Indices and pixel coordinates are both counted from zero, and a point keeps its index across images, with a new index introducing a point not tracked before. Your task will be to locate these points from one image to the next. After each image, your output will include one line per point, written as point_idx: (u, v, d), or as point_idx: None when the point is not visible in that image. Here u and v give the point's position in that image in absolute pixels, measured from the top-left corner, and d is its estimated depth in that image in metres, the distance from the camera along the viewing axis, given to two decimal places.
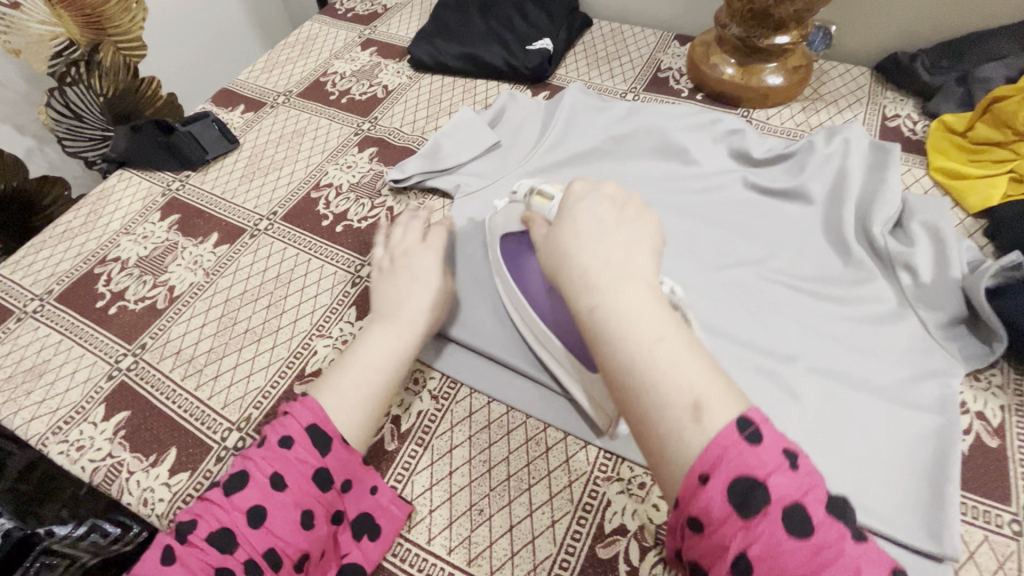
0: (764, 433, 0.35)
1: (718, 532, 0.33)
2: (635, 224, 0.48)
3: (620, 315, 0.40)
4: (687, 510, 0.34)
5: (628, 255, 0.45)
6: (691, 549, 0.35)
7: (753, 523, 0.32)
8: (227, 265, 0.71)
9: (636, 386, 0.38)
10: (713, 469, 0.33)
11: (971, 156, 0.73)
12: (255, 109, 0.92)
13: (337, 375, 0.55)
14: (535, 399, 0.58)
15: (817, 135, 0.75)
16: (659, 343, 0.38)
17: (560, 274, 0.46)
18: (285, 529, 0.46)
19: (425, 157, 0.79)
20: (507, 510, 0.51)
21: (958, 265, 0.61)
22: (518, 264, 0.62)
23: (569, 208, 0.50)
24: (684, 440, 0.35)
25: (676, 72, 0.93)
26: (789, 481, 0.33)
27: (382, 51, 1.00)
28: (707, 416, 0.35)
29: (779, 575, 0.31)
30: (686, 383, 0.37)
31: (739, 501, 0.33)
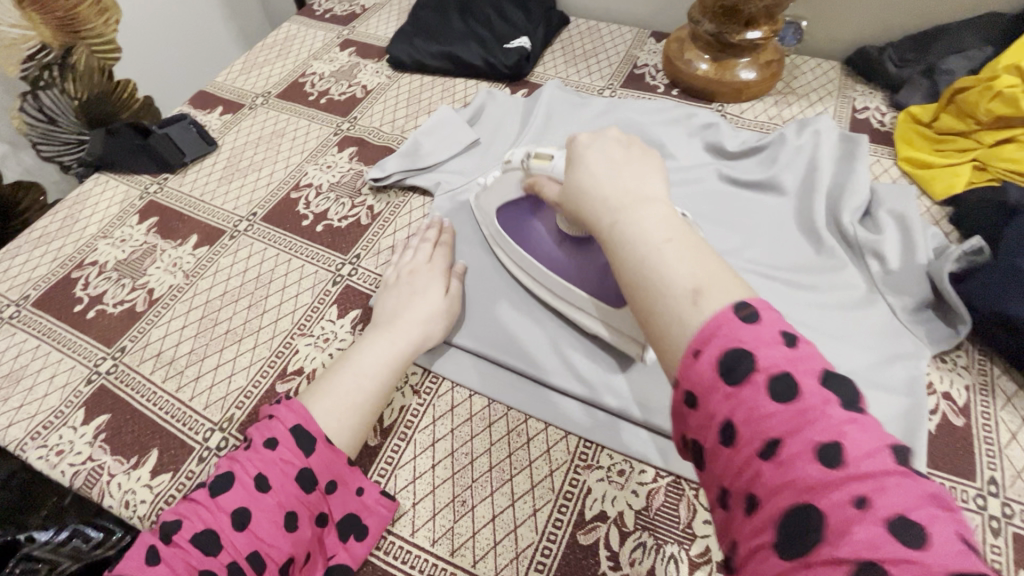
0: (762, 313, 0.32)
1: (708, 402, 0.31)
2: (645, 159, 0.47)
3: (637, 224, 0.40)
4: (682, 385, 0.33)
5: (641, 181, 0.44)
6: (686, 429, 0.33)
7: (740, 389, 0.30)
8: (206, 266, 0.71)
9: (644, 282, 0.37)
10: (705, 342, 0.32)
11: (937, 146, 0.75)
12: (233, 111, 0.91)
13: (328, 380, 0.55)
14: (527, 396, 0.59)
15: (788, 127, 0.76)
16: (669, 243, 0.38)
17: (578, 202, 0.46)
18: (269, 531, 0.46)
19: (405, 155, 0.79)
20: (490, 501, 0.52)
21: (923, 250, 0.63)
22: (523, 231, 0.65)
23: (577, 151, 0.49)
24: (681, 321, 0.34)
25: (652, 68, 0.94)
26: (780, 353, 0.31)
27: (361, 52, 1.00)
28: (706, 298, 0.34)
29: (761, 437, 0.29)
30: (692, 271, 0.36)
31: (728, 367, 0.31)
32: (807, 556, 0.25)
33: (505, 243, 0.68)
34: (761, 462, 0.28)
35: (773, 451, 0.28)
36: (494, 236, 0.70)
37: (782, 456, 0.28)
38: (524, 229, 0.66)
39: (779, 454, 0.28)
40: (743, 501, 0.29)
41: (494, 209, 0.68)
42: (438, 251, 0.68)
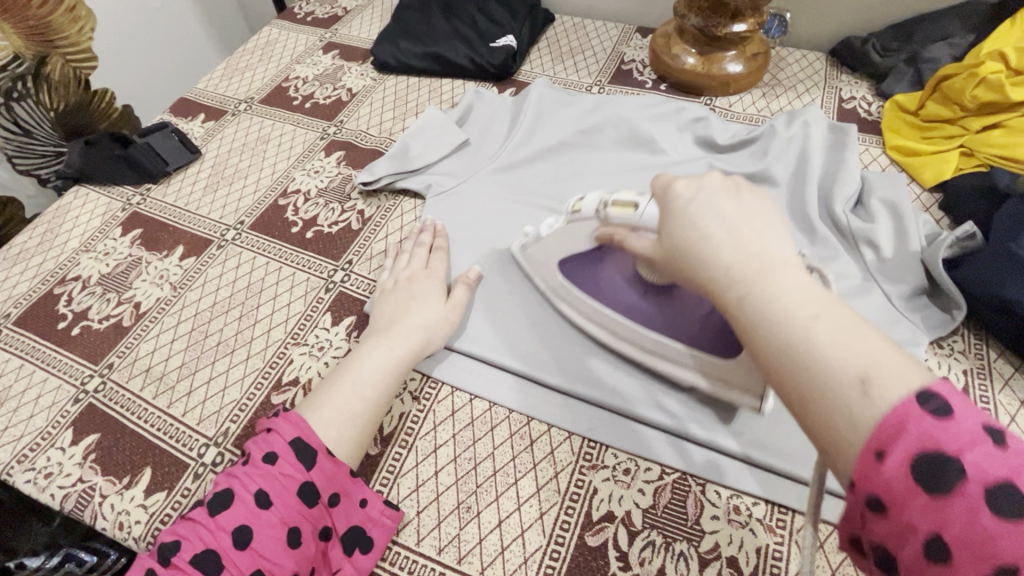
0: (954, 404, 0.27)
1: (904, 513, 0.26)
2: (758, 204, 0.41)
3: (773, 298, 0.34)
4: (861, 490, 0.28)
5: (762, 236, 0.38)
6: (872, 533, 0.28)
7: (946, 502, 0.25)
8: (194, 277, 0.69)
9: (794, 369, 0.32)
10: (892, 442, 0.27)
11: (925, 133, 0.76)
12: (216, 118, 0.90)
13: (325, 389, 0.54)
14: (533, 400, 0.58)
15: (778, 119, 0.76)
16: (818, 320, 0.32)
17: (683, 266, 0.41)
18: (271, 548, 0.45)
19: (394, 158, 0.78)
20: (495, 506, 0.51)
21: (916, 238, 0.64)
22: (594, 280, 0.60)
23: (674, 203, 0.43)
24: (851, 415, 0.28)
25: (639, 64, 0.94)
26: (991, 455, 0.25)
27: (344, 54, 0.99)
28: (879, 388, 0.28)
29: (988, 561, 0.24)
30: (850, 354, 0.30)
31: (928, 476, 0.26)
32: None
33: (571, 295, 0.62)
34: None
35: None
36: (556, 288, 0.64)
37: None
38: (594, 283, 0.60)
39: None
40: None
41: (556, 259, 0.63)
42: (433, 256, 0.67)
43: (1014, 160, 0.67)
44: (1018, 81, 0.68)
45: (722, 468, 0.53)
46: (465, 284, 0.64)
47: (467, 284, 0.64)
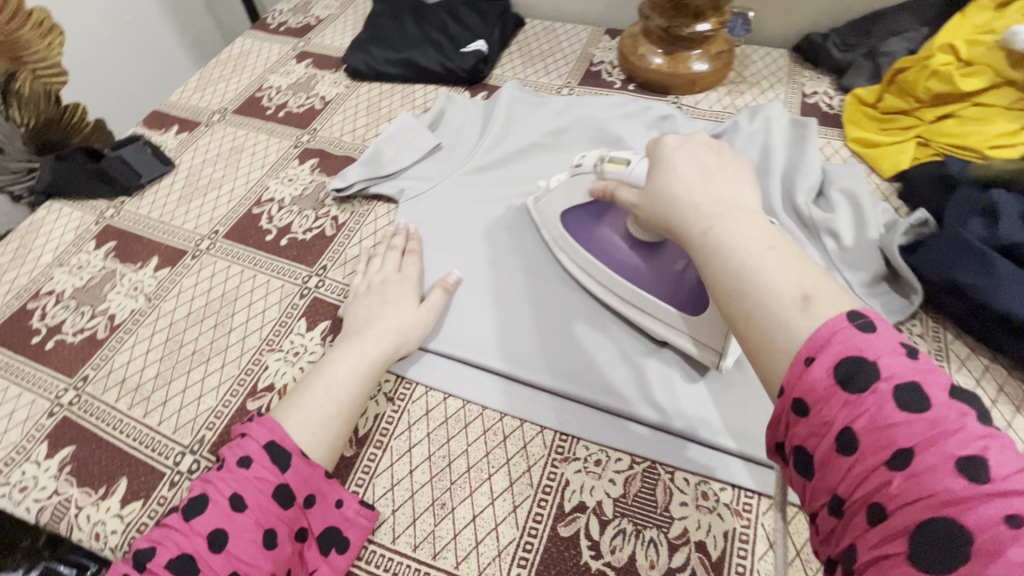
0: (876, 322, 0.32)
1: (823, 410, 0.30)
2: (734, 164, 0.46)
3: (736, 230, 0.39)
4: (790, 393, 0.32)
5: (733, 186, 0.44)
6: (794, 436, 0.32)
7: (861, 398, 0.29)
8: (169, 287, 0.70)
9: (741, 288, 0.36)
10: (820, 349, 0.31)
11: (882, 125, 0.78)
12: (189, 130, 0.90)
13: (300, 393, 0.54)
14: (506, 398, 0.59)
15: (740, 115, 0.78)
16: (773, 250, 0.37)
17: (662, 204, 0.46)
18: (247, 550, 0.45)
19: (366, 164, 0.78)
20: (469, 501, 0.52)
21: (874, 226, 0.66)
22: (591, 233, 0.65)
23: (662, 153, 0.48)
24: (789, 325, 0.33)
25: (608, 65, 0.96)
26: (903, 363, 0.30)
27: (317, 63, 1.00)
28: (817, 305, 0.33)
29: (888, 447, 0.28)
30: (796, 277, 0.35)
31: (846, 376, 0.30)
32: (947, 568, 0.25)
33: (569, 247, 0.67)
34: (889, 472, 0.28)
35: (902, 462, 0.27)
36: (557, 240, 0.69)
37: (914, 467, 0.27)
38: (588, 235, 0.65)
39: (910, 465, 0.27)
40: (865, 509, 0.28)
41: (556, 213, 0.68)
42: (406, 259, 0.68)
43: (965, 149, 0.70)
44: (967, 72, 0.71)
45: (690, 457, 0.54)
46: (443, 289, 0.65)
47: (443, 289, 0.65)
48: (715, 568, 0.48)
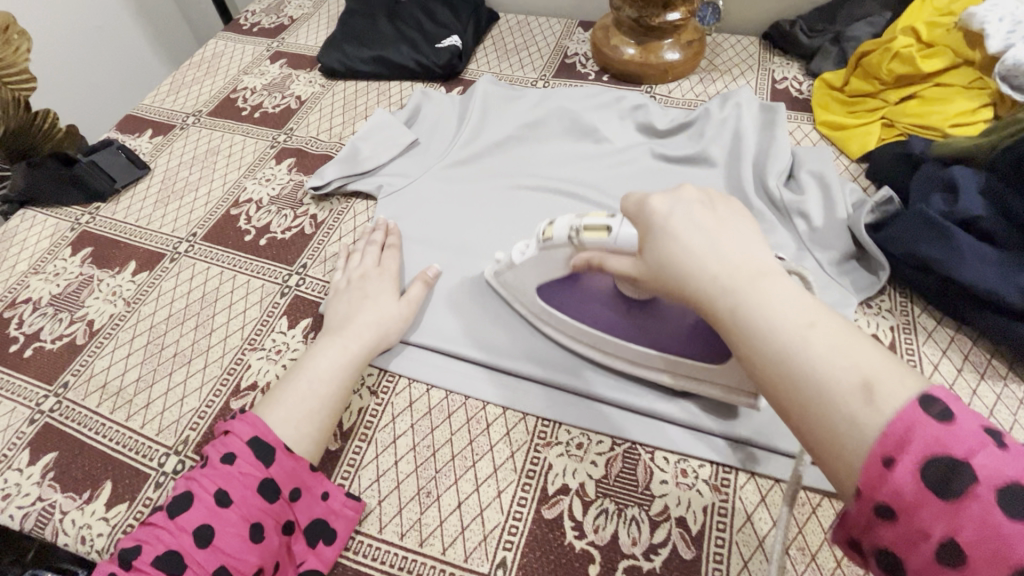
0: (953, 406, 0.28)
1: (915, 518, 0.27)
2: (735, 216, 0.42)
3: (768, 306, 0.35)
4: (868, 497, 0.28)
5: (746, 247, 0.40)
6: (876, 537, 0.29)
7: (961, 504, 0.26)
8: (148, 291, 0.70)
9: (791, 377, 0.33)
10: (901, 449, 0.28)
11: (849, 108, 0.79)
12: (163, 133, 0.89)
13: (282, 388, 0.55)
14: (488, 386, 0.60)
15: (711, 102, 0.80)
16: (815, 328, 0.33)
17: (669, 280, 0.41)
18: (234, 544, 0.46)
19: (344, 161, 0.79)
20: (455, 488, 0.53)
21: (842, 205, 0.67)
22: (573, 302, 0.59)
23: (653, 220, 0.43)
24: (856, 424, 0.29)
25: (582, 57, 0.97)
26: (997, 457, 0.26)
27: (292, 63, 1.00)
28: (881, 394, 0.29)
29: (1004, 561, 0.24)
30: (848, 361, 0.31)
31: (937, 480, 0.26)
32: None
33: (554, 318, 0.61)
34: None
35: None
36: (538, 313, 0.62)
37: None
38: (575, 303, 0.59)
39: None
40: None
41: (532, 288, 0.61)
42: (386, 253, 0.69)
43: (927, 128, 0.72)
44: (928, 54, 0.73)
45: (668, 436, 0.55)
46: (423, 281, 0.66)
47: (424, 281, 0.66)
48: (696, 542, 0.49)
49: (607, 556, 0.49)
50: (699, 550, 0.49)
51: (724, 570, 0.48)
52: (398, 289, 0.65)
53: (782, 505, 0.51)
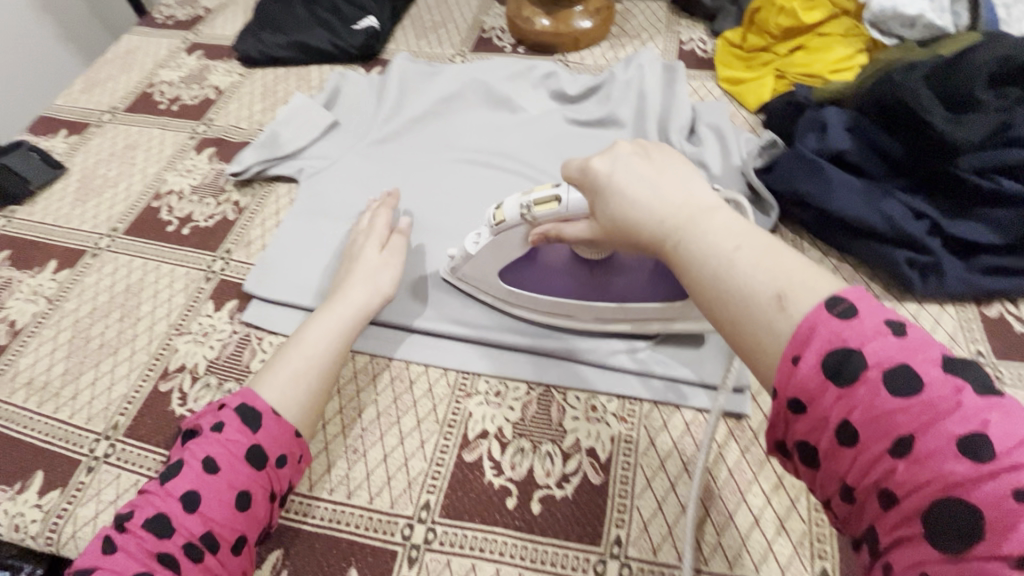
0: (858, 305, 0.29)
1: (818, 406, 0.29)
2: (670, 160, 0.43)
3: (702, 238, 0.36)
4: (780, 394, 0.30)
5: (685, 185, 0.40)
6: (792, 433, 0.30)
7: (852, 391, 0.28)
8: (70, 288, 0.70)
9: (723, 295, 0.34)
10: (805, 347, 0.29)
11: (748, 63, 0.83)
12: (79, 132, 0.88)
13: (276, 358, 0.56)
14: (409, 346, 0.63)
15: (617, 66, 0.83)
16: (741, 251, 0.34)
17: (620, 230, 0.42)
18: (219, 510, 0.46)
19: (262, 146, 0.79)
20: (380, 443, 0.56)
21: (737, 153, 0.72)
22: (537, 277, 0.60)
23: (597, 177, 0.44)
24: (773, 330, 0.31)
25: (498, 31, 0.99)
26: (892, 345, 0.28)
27: (209, 53, 0.99)
28: (794, 301, 0.31)
29: (890, 434, 0.27)
30: (768, 274, 0.32)
31: (835, 369, 0.28)
32: (960, 552, 0.24)
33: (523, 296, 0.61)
34: (894, 460, 0.27)
35: (906, 449, 0.26)
36: (503, 298, 0.63)
37: (916, 453, 0.26)
38: (541, 278, 0.60)
39: (913, 450, 0.26)
40: (876, 495, 0.28)
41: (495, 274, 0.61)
42: (377, 213, 0.69)
43: (813, 76, 0.77)
44: (809, 7, 0.78)
45: (579, 377, 0.59)
46: (402, 234, 0.67)
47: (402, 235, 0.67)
48: (604, 468, 0.53)
49: (523, 489, 0.53)
50: (607, 475, 0.53)
51: (629, 489, 0.52)
52: (384, 243, 0.66)
53: (682, 428, 0.55)
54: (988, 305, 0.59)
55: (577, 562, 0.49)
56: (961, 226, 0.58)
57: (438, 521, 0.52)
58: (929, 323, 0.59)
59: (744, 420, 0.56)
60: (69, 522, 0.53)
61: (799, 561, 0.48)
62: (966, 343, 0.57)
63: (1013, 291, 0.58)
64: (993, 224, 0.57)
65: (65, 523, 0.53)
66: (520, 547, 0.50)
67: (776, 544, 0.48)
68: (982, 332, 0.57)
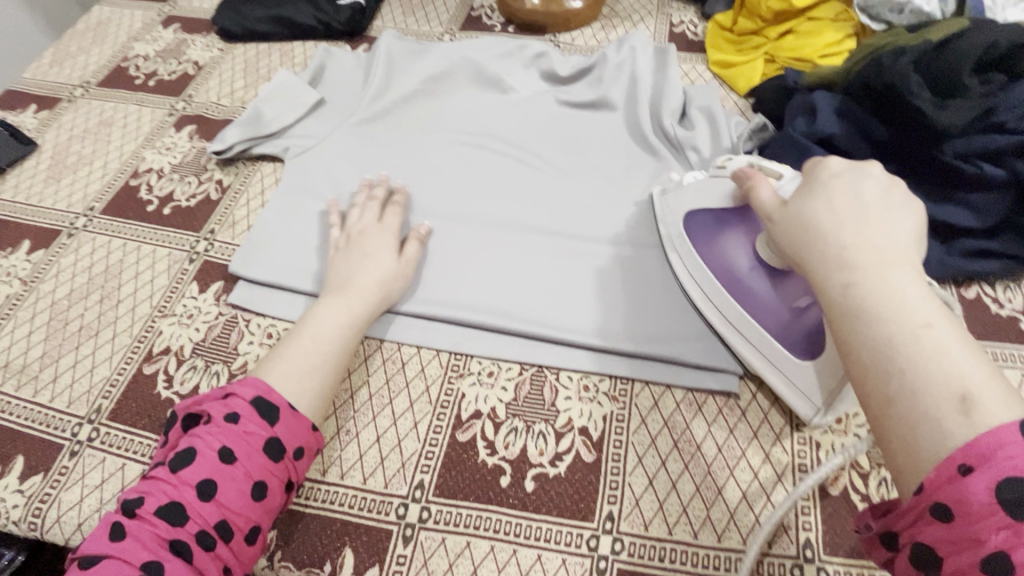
0: None
1: (973, 524, 0.28)
2: (901, 209, 0.40)
3: (889, 296, 0.34)
4: (927, 493, 0.30)
5: (892, 235, 0.38)
6: (923, 533, 0.31)
7: (1021, 525, 0.27)
8: (46, 269, 0.68)
9: (876, 361, 0.33)
10: (983, 464, 0.28)
11: (737, 47, 0.83)
12: (50, 107, 0.85)
13: (284, 345, 0.55)
14: (400, 328, 0.62)
15: (608, 47, 0.82)
16: (928, 328, 0.33)
17: (800, 236, 0.41)
18: (236, 500, 0.46)
19: (245, 124, 0.77)
20: (373, 425, 0.56)
21: (728, 137, 0.72)
22: (717, 236, 0.60)
23: (820, 173, 0.43)
24: (940, 427, 0.30)
25: (487, 9, 0.96)
26: None
27: (186, 27, 0.95)
28: (979, 410, 0.30)
29: None
30: (950, 368, 0.31)
31: (1011, 498, 0.27)
32: None
33: (683, 246, 0.62)
34: None
35: None
36: (673, 238, 0.63)
37: None
38: (716, 242, 0.59)
39: None
40: None
41: (683, 207, 0.63)
42: (388, 211, 0.67)
43: (804, 61, 0.77)
44: None
45: (571, 357, 0.59)
46: (417, 239, 0.65)
47: (419, 240, 0.65)
48: (596, 446, 0.54)
49: (517, 467, 0.53)
50: (599, 452, 0.54)
51: (621, 466, 0.53)
52: (400, 247, 0.64)
53: (671, 407, 0.56)
54: (966, 286, 0.61)
55: (570, 537, 0.50)
56: (943, 209, 0.60)
57: (433, 500, 0.52)
58: None
59: (732, 398, 0.56)
60: (52, 506, 0.52)
61: (786, 534, 0.49)
62: None
63: (991, 273, 0.60)
64: (972, 207, 0.59)
65: (48, 508, 0.52)
66: (515, 524, 0.50)
67: (763, 517, 0.50)
68: (961, 313, 0.59)
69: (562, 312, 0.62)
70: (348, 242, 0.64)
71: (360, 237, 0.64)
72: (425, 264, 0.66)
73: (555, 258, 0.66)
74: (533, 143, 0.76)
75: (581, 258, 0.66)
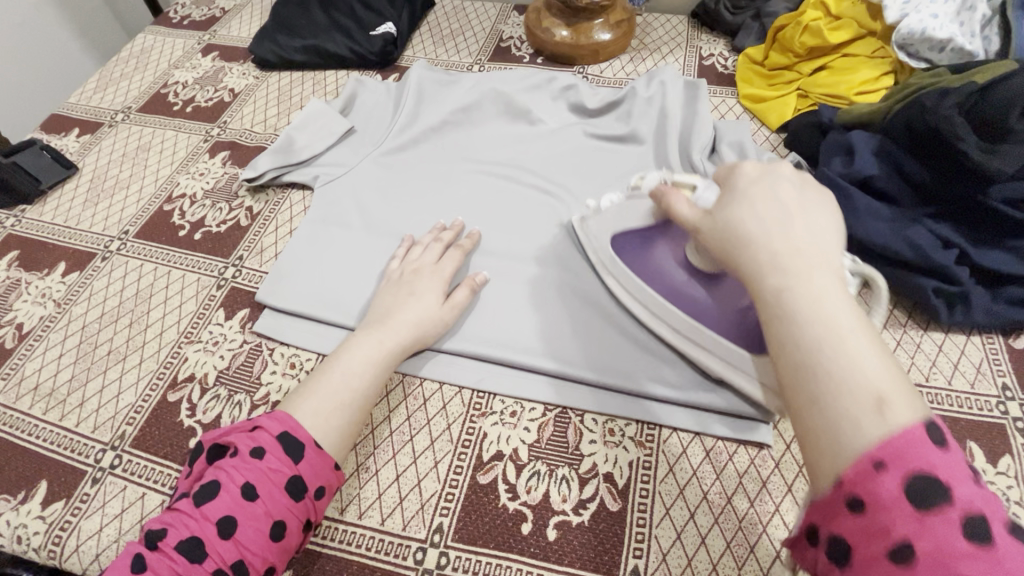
0: (950, 438, 0.30)
1: (881, 514, 0.28)
2: (819, 207, 0.41)
3: (813, 299, 0.35)
4: (846, 485, 0.30)
5: (814, 233, 0.38)
6: (837, 526, 0.30)
7: (927, 518, 0.27)
8: (79, 292, 0.69)
9: (799, 364, 0.33)
10: (893, 458, 0.29)
11: (770, 81, 0.82)
12: (91, 132, 0.88)
13: (315, 379, 0.54)
14: (424, 363, 0.61)
15: (639, 81, 0.82)
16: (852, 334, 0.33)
17: (730, 241, 0.41)
18: (255, 539, 0.45)
19: (277, 152, 0.78)
20: (393, 462, 0.55)
21: None
22: (645, 259, 0.60)
23: (738, 179, 0.43)
24: (859, 426, 0.30)
25: (517, 40, 0.97)
26: (973, 490, 0.28)
27: (224, 55, 0.98)
28: (892, 409, 0.30)
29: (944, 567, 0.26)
30: (871, 371, 0.32)
31: (917, 492, 0.28)
32: None
33: (616, 267, 0.62)
34: None
35: None
36: (605, 262, 0.64)
37: None
38: (645, 260, 0.60)
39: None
40: None
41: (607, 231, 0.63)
42: (449, 252, 0.67)
43: (837, 97, 0.76)
44: (835, 26, 0.77)
45: (598, 399, 0.58)
46: (471, 287, 0.63)
47: (470, 287, 0.63)
48: (622, 494, 0.52)
49: (539, 514, 0.51)
50: (625, 501, 0.52)
51: (647, 517, 0.51)
52: (447, 290, 0.63)
53: (701, 456, 0.54)
54: (1014, 336, 0.58)
55: None
56: (989, 256, 0.57)
57: (452, 545, 0.50)
58: (954, 354, 0.58)
59: (764, 448, 0.54)
60: (72, 535, 0.52)
61: None
62: (993, 375, 0.56)
63: None
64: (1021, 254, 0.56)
65: (68, 536, 0.52)
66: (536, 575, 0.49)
67: None
68: (1009, 365, 0.56)
69: (582, 352, 0.61)
70: (398, 276, 0.64)
71: (412, 275, 0.63)
72: (470, 313, 0.64)
73: (569, 298, 0.65)
74: (557, 175, 0.76)
75: (600, 295, 0.64)
